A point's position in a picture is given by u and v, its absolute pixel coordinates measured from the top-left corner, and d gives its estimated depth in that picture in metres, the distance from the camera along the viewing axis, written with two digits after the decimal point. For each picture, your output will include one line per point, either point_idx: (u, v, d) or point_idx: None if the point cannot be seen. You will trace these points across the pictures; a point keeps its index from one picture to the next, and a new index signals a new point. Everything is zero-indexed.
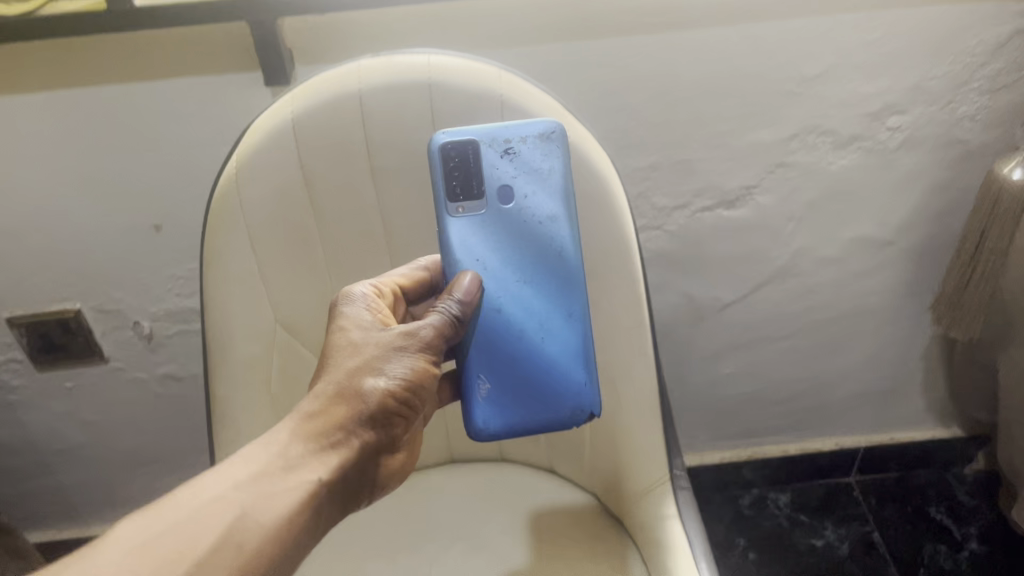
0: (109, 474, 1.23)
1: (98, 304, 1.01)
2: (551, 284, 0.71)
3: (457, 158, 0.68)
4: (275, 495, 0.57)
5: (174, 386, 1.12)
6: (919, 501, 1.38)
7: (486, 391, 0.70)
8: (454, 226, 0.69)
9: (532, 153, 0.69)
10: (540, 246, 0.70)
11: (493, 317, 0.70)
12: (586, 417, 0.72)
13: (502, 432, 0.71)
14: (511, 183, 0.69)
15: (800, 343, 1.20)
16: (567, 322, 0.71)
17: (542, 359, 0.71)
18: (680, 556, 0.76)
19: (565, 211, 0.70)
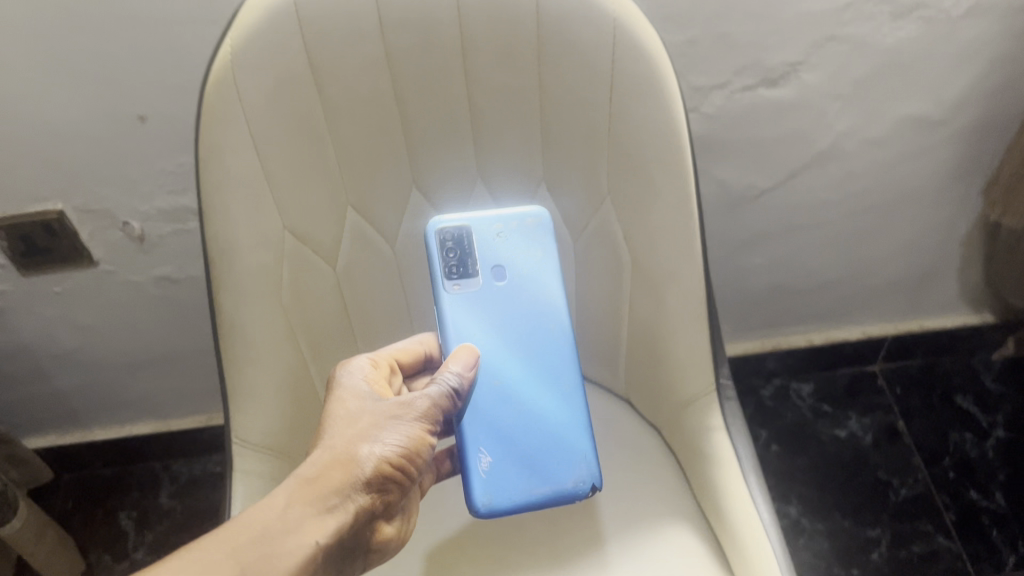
0: (109, 378, 1.18)
1: (82, 203, 0.92)
2: (544, 362, 0.73)
3: (452, 239, 0.72)
4: (276, 559, 0.51)
5: (171, 288, 1.05)
6: (945, 389, 1.35)
7: (487, 464, 0.69)
8: (450, 303, 0.72)
9: (521, 237, 0.74)
10: (533, 322, 0.73)
11: (491, 390, 0.71)
12: (587, 490, 0.71)
13: (504, 509, 0.68)
14: (503, 265, 0.73)
15: (835, 232, 1.13)
16: (564, 396, 0.73)
17: (542, 435, 0.71)
18: (731, 470, 0.72)
19: (555, 288, 0.74)
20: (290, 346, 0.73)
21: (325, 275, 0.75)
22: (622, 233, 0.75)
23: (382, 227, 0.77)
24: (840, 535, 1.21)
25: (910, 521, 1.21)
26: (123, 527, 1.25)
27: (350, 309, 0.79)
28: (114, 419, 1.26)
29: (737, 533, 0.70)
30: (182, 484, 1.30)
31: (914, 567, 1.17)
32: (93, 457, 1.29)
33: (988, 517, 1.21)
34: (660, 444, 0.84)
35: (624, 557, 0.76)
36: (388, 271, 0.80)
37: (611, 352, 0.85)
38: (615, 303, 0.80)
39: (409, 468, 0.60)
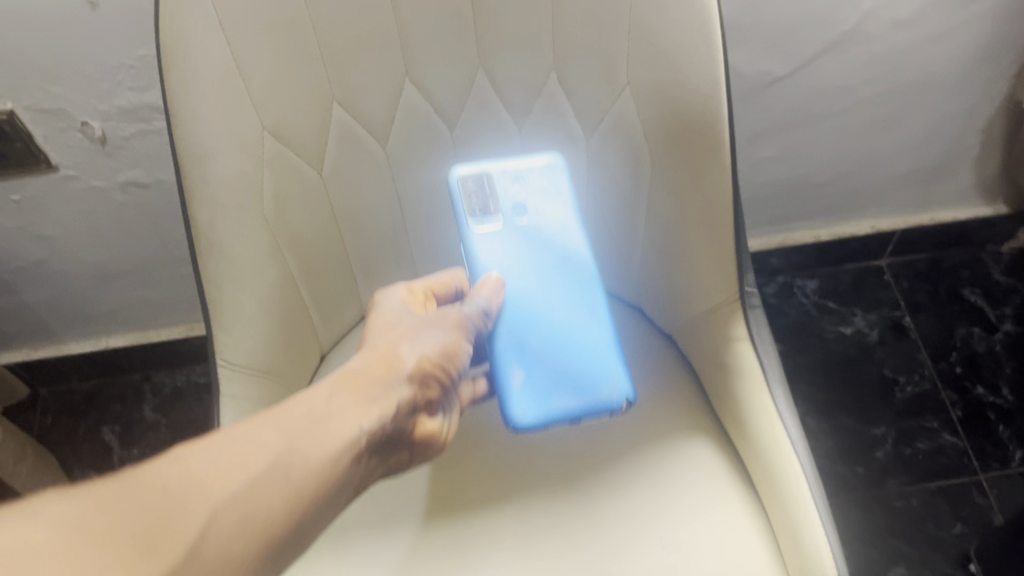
0: (80, 290, 1.10)
1: (33, 103, 0.83)
2: (573, 288, 0.69)
3: (473, 181, 0.69)
4: (316, 439, 0.49)
5: (139, 194, 0.97)
6: (953, 283, 1.31)
7: (520, 381, 0.64)
8: (474, 240, 0.68)
9: (542, 180, 0.71)
10: (559, 253, 0.69)
11: (520, 311, 0.66)
12: (622, 402, 0.65)
13: (540, 422, 0.63)
14: (525, 203, 0.70)
15: (853, 121, 1.06)
16: (595, 317, 0.68)
17: (575, 352, 0.66)
18: (755, 384, 0.68)
19: (576, 223, 0.70)
20: (276, 261, 0.67)
21: (313, 184, 0.68)
22: (642, 128, 0.67)
23: (372, 127, 0.68)
24: (845, 434, 1.18)
25: (915, 418, 1.19)
26: (106, 442, 1.21)
27: (341, 219, 0.72)
28: (89, 332, 1.20)
29: (763, 449, 0.67)
30: (165, 396, 1.25)
31: (920, 464, 1.15)
32: (70, 371, 1.23)
33: (994, 412, 1.19)
34: (675, 355, 0.80)
35: (640, 474, 0.72)
36: (379, 175, 0.71)
37: (623, 258, 0.78)
38: (631, 205, 0.73)
39: (450, 373, 0.57)
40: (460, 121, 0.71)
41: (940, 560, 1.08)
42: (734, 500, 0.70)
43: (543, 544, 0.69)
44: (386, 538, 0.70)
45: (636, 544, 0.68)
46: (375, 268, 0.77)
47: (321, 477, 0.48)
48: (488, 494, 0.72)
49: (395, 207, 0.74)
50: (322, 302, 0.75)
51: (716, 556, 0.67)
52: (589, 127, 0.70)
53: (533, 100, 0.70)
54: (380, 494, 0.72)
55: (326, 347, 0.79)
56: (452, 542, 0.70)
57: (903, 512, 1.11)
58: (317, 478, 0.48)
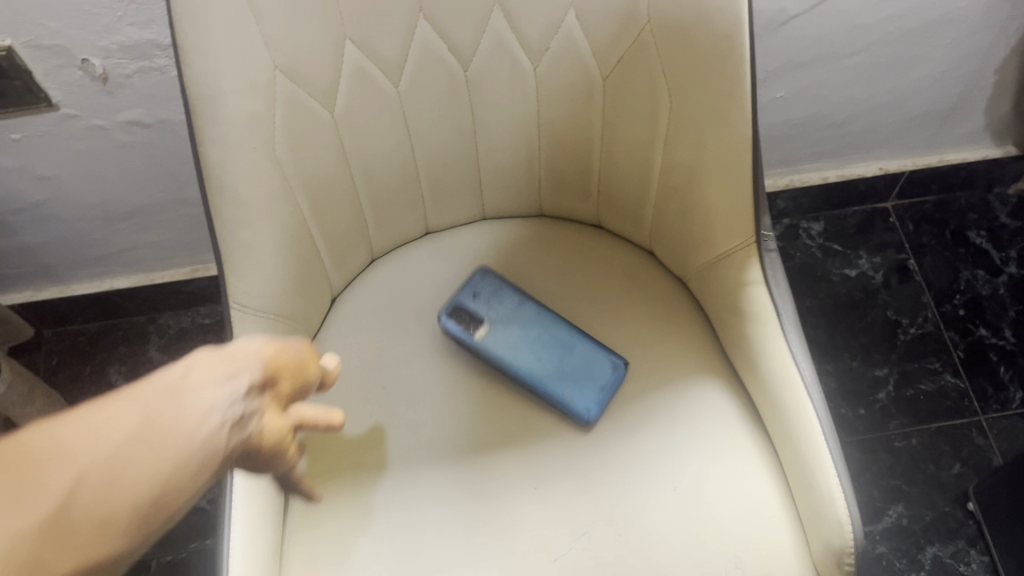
0: (81, 231, 1.09)
1: (30, 39, 0.80)
2: (551, 333, 0.75)
3: (460, 321, 0.75)
4: (179, 410, 0.39)
5: (141, 134, 0.95)
6: (959, 225, 1.31)
7: (572, 394, 0.72)
8: (489, 348, 0.74)
9: (486, 286, 0.77)
10: (532, 322, 0.76)
11: (540, 364, 0.74)
12: (626, 365, 0.74)
13: (603, 403, 0.72)
14: (494, 309, 0.76)
15: (867, 60, 1.04)
16: (575, 334, 0.75)
17: (583, 354, 0.74)
18: (770, 327, 0.68)
19: (525, 294, 0.78)
20: (288, 204, 0.67)
21: (325, 123, 0.67)
22: (662, 69, 0.66)
23: (384, 64, 0.66)
24: (848, 376, 1.19)
25: (917, 360, 1.20)
26: (113, 382, 1.22)
27: (353, 160, 0.71)
28: (92, 273, 1.19)
29: (777, 392, 0.67)
30: (171, 337, 1.26)
31: (921, 405, 1.16)
32: (74, 312, 1.23)
33: (996, 354, 1.20)
34: (686, 297, 0.79)
35: (652, 416, 0.72)
36: (391, 114, 0.70)
37: (636, 201, 0.77)
38: (646, 149, 0.72)
39: (302, 389, 0.51)
40: (475, 59, 0.68)
41: (939, 499, 1.10)
42: (745, 442, 0.71)
43: (555, 488, 0.70)
44: (401, 480, 0.70)
45: (648, 484, 0.69)
46: (385, 211, 0.77)
47: (189, 456, 0.39)
48: (501, 436, 0.73)
49: (406, 147, 0.73)
50: (334, 246, 0.75)
51: (727, 497, 0.68)
52: (607, 66, 0.69)
53: (551, 37, 0.67)
54: (394, 436, 0.73)
55: (337, 291, 0.80)
56: (466, 483, 0.70)
57: (904, 452, 1.13)
58: (186, 452, 0.38)
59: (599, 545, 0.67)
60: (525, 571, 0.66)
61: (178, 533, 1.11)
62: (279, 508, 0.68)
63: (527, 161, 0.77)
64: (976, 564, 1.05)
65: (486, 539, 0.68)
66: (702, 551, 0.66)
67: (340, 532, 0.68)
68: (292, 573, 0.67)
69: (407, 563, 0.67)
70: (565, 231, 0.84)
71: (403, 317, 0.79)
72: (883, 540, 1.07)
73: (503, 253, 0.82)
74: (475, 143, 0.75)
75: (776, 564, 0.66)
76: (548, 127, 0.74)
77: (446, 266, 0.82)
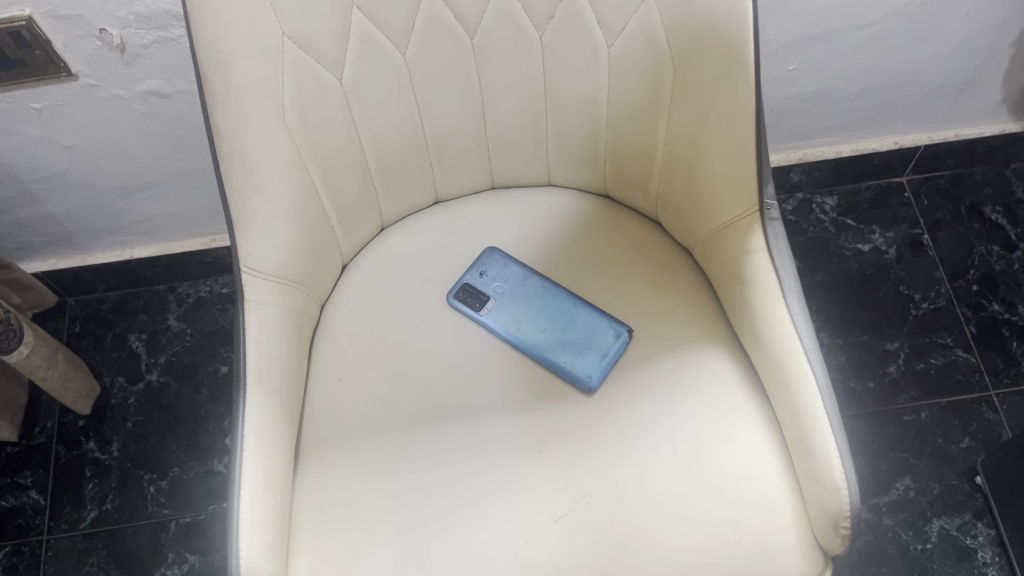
0: (102, 200, 1.11)
1: (50, 9, 0.82)
2: (553, 305, 0.78)
3: (467, 297, 0.79)
4: None
5: (160, 104, 0.97)
6: (974, 200, 1.30)
7: (573, 362, 0.75)
8: (493, 324, 0.77)
9: (493, 264, 0.81)
10: (535, 298, 0.79)
11: (542, 336, 0.77)
12: (628, 332, 0.76)
13: (604, 369, 0.74)
14: (500, 284, 0.80)
15: (882, 32, 1.03)
16: (576, 303, 0.78)
17: (583, 324, 0.77)
18: (771, 294, 0.68)
19: (529, 269, 0.81)
20: (297, 168, 0.68)
21: (333, 90, 0.68)
22: (666, 35, 0.67)
23: (390, 32, 0.68)
24: (859, 350, 1.20)
25: (928, 334, 1.20)
26: (134, 349, 1.25)
27: (361, 127, 0.72)
28: (113, 242, 1.21)
29: (777, 359, 0.68)
30: (189, 307, 1.28)
31: (931, 380, 1.17)
32: (96, 280, 1.26)
33: (1008, 329, 1.20)
34: (691, 265, 0.80)
35: (654, 382, 0.74)
36: (398, 81, 0.71)
37: (643, 170, 0.78)
38: (651, 116, 0.73)
39: None
40: (481, 27, 0.69)
41: (946, 472, 1.10)
42: (745, 407, 0.72)
43: (557, 451, 0.71)
44: (407, 441, 0.72)
45: (650, 448, 0.70)
46: (394, 178, 0.78)
47: None
48: (505, 400, 0.74)
49: (414, 114, 0.74)
50: (344, 212, 0.76)
51: (727, 461, 0.69)
52: (612, 35, 0.69)
53: (556, 5, 0.68)
54: (401, 399, 0.74)
55: (347, 257, 0.81)
56: (470, 445, 0.72)
57: (912, 426, 1.14)
58: None
59: (599, 506, 0.69)
60: (527, 529, 0.68)
61: (196, 496, 1.14)
62: (289, 466, 0.70)
63: (534, 131, 0.78)
64: (982, 537, 1.06)
65: (490, 498, 0.69)
66: (700, 514, 0.68)
67: (348, 490, 0.70)
68: (301, 528, 0.69)
69: (412, 519, 0.69)
70: (572, 201, 0.84)
71: (412, 283, 0.80)
72: (888, 512, 1.08)
73: (510, 221, 0.84)
74: (483, 111, 0.76)
75: (773, 527, 0.67)
76: (554, 96, 0.75)
77: (454, 234, 0.83)
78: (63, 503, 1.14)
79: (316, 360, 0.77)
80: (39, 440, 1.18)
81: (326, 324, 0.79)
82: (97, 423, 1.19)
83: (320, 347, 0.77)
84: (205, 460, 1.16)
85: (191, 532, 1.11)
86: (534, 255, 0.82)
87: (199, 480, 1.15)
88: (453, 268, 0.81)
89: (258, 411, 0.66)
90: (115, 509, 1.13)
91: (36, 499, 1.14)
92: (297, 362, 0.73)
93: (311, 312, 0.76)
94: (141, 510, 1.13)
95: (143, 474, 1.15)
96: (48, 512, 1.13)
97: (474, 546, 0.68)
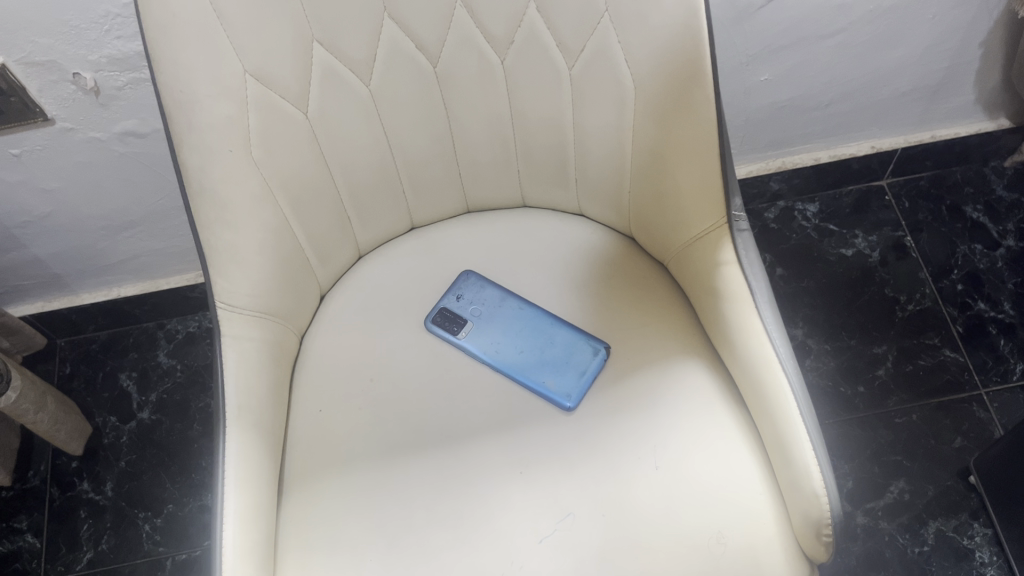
0: (86, 241, 1.12)
1: (23, 56, 0.83)
2: (532, 324, 0.79)
3: (445, 322, 0.79)
4: None
5: (137, 143, 0.97)
6: (955, 200, 1.31)
7: (552, 382, 0.75)
8: (472, 347, 0.78)
9: (469, 287, 0.81)
10: (512, 319, 0.79)
11: (522, 357, 0.77)
12: (604, 349, 0.76)
13: (583, 388, 0.75)
14: (477, 307, 0.80)
15: (850, 38, 1.04)
16: (555, 323, 0.79)
17: (562, 342, 0.77)
18: (745, 305, 0.69)
19: (506, 289, 0.81)
20: (267, 203, 0.69)
21: (299, 124, 0.69)
22: (623, 56, 0.68)
23: (353, 64, 0.68)
24: (847, 355, 1.20)
25: (916, 336, 1.20)
26: (124, 388, 1.26)
27: (329, 159, 0.73)
28: (100, 282, 1.22)
29: (754, 370, 0.68)
30: (178, 342, 1.29)
31: (921, 381, 1.17)
32: (85, 320, 1.27)
33: (995, 327, 1.20)
34: (667, 278, 0.80)
35: (635, 397, 0.74)
36: (363, 112, 0.72)
37: (612, 187, 0.79)
38: (616, 137, 0.74)
39: None
40: (443, 56, 0.70)
41: (940, 473, 1.10)
42: (725, 418, 0.72)
43: (540, 471, 0.71)
44: (391, 470, 0.72)
45: (631, 464, 0.71)
46: (367, 208, 0.79)
47: None
48: (487, 422, 0.74)
49: (383, 144, 0.75)
50: (318, 244, 0.77)
51: (707, 474, 0.69)
52: (571, 57, 0.70)
53: (514, 30, 0.69)
54: (382, 427, 0.75)
55: (325, 287, 0.82)
56: (454, 469, 0.72)
57: (904, 428, 1.13)
58: None
59: (583, 525, 0.69)
60: (513, 550, 0.68)
61: (191, 532, 1.14)
62: (273, 499, 0.70)
63: (504, 154, 0.79)
64: (979, 537, 1.05)
65: (476, 525, 0.69)
66: (684, 528, 0.68)
67: (331, 520, 0.70)
68: (287, 558, 0.69)
69: (396, 546, 0.69)
70: (547, 219, 0.85)
71: (390, 310, 0.81)
72: (885, 516, 1.08)
73: (485, 244, 0.84)
74: (450, 137, 0.77)
75: (758, 537, 0.67)
76: (521, 120, 0.75)
77: (431, 260, 0.84)
78: (59, 545, 1.14)
79: (298, 391, 0.77)
80: (33, 483, 1.18)
81: (306, 355, 0.79)
82: (90, 464, 1.19)
83: (302, 377, 0.78)
84: (199, 496, 1.16)
85: (187, 569, 1.11)
86: (511, 276, 0.82)
87: (194, 516, 1.15)
88: (431, 293, 0.82)
89: (239, 446, 0.66)
90: (111, 549, 1.13)
91: (32, 542, 1.14)
92: (278, 394, 0.73)
93: (290, 344, 0.76)
94: (137, 548, 1.13)
95: (138, 513, 1.15)
96: (44, 555, 1.13)
97: (462, 571, 0.68)
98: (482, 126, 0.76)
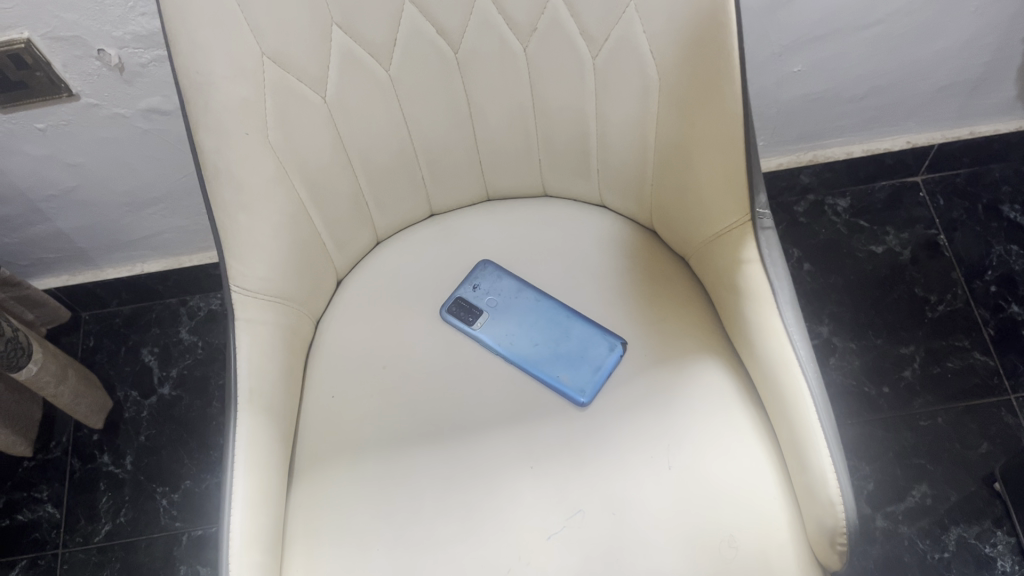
0: (111, 216, 1.12)
1: (49, 31, 0.83)
2: (548, 317, 0.78)
3: (459, 311, 0.78)
4: None
5: (160, 121, 0.97)
6: (992, 199, 1.27)
7: (566, 377, 0.74)
8: (485, 336, 0.77)
9: (486, 277, 0.80)
10: (528, 312, 0.78)
11: (536, 351, 0.76)
12: (620, 345, 0.75)
13: (598, 384, 0.73)
14: (492, 297, 0.79)
15: (888, 30, 1.01)
16: (572, 317, 0.77)
17: (578, 337, 0.76)
18: (766, 305, 0.67)
19: (522, 280, 0.80)
20: (283, 188, 0.68)
21: (317, 108, 0.68)
22: (648, 46, 0.66)
23: (372, 48, 0.67)
24: (873, 354, 1.17)
25: (945, 337, 1.18)
26: (146, 363, 1.26)
27: (347, 144, 0.72)
28: (124, 257, 1.23)
29: (773, 371, 0.66)
30: (200, 320, 1.29)
31: (949, 385, 1.14)
32: (109, 295, 1.28)
33: None
34: (687, 274, 0.79)
35: (650, 395, 0.73)
36: (383, 97, 0.71)
37: (635, 179, 0.77)
38: (639, 129, 0.72)
39: None
40: (465, 41, 0.69)
41: (964, 478, 1.08)
42: (741, 420, 0.70)
43: (551, 466, 0.71)
44: (401, 461, 0.72)
45: (644, 463, 0.69)
46: (385, 193, 0.78)
47: None
48: (500, 415, 0.73)
49: (403, 130, 0.74)
50: (335, 229, 0.76)
51: (721, 475, 0.68)
52: (596, 45, 0.68)
53: (537, 17, 0.67)
54: (395, 415, 0.74)
55: (342, 272, 0.81)
56: (464, 462, 0.71)
57: (928, 431, 1.11)
58: None
59: (592, 523, 0.68)
60: (522, 546, 0.67)
61: (206, 509, 1.15)
62: (282, 484, 0.70)
63: (524, 141, 0.77)
64: (1002, 544, 1.03)
65: (485, 519, 0.69)
66: (694, 531, 0.66)
67: (340, 509, 0.70)
68: (294, 544, 0.69)
69: (403, 537, 0.68)
70: (567, 210, 0.83)
71: (406, 298, 0.80)
72: (905, 519, 1.06)
73: (504, 232, 0.83)
74: (471, 124, 0.75)
75: (770, 540, 0.66)
76: (543, 107, 0.74)
77: (449, 248, 0.83)
78: (78, 516, 1.15)
79: (311, 377, 0.77)
80: (54, 454, 1.20)
81: (321, 341, 0.78)
82: (111, 437, 1.21)
83: (316, 362, 0.77)
84: (216, 473, 1.17)
85: (202, 545, 1.12)
86: (529, 267, 0.81)
87: (210, 492, 1.16)
88: (448, 282, 0.81)
89: (249, 430, 0.66)
90: (128, 522, 1.14)
91: (51, 513, 1.15)
92: (290, 380, 0.73)
93: (304, 329, 0.76)
94: (153, 522, 1.14)
95: (156, 487, 1.16)
96: (63, 526, 1.15)
97: (469, 565, 0.67)
98: (502, 112, 0.75)
